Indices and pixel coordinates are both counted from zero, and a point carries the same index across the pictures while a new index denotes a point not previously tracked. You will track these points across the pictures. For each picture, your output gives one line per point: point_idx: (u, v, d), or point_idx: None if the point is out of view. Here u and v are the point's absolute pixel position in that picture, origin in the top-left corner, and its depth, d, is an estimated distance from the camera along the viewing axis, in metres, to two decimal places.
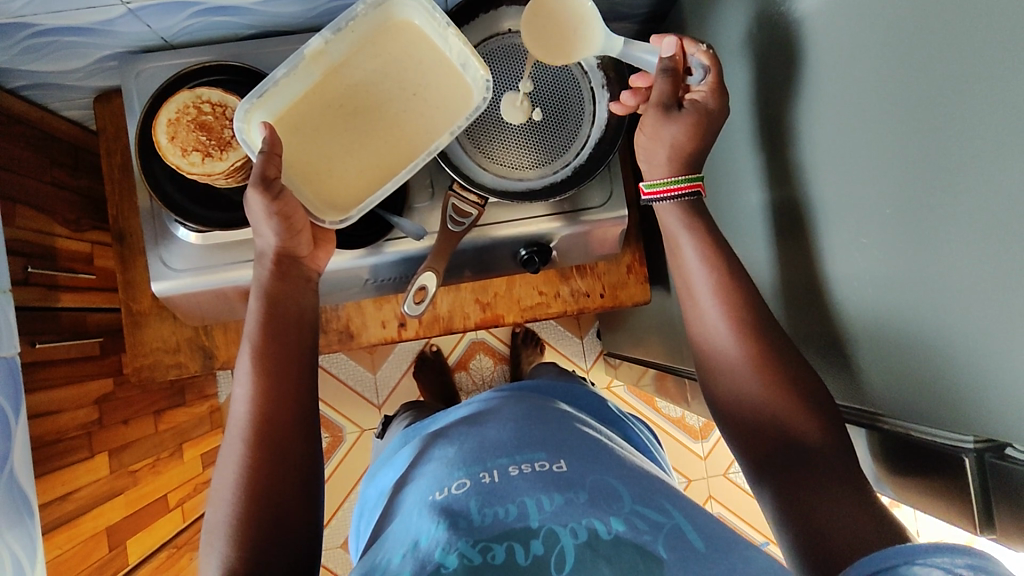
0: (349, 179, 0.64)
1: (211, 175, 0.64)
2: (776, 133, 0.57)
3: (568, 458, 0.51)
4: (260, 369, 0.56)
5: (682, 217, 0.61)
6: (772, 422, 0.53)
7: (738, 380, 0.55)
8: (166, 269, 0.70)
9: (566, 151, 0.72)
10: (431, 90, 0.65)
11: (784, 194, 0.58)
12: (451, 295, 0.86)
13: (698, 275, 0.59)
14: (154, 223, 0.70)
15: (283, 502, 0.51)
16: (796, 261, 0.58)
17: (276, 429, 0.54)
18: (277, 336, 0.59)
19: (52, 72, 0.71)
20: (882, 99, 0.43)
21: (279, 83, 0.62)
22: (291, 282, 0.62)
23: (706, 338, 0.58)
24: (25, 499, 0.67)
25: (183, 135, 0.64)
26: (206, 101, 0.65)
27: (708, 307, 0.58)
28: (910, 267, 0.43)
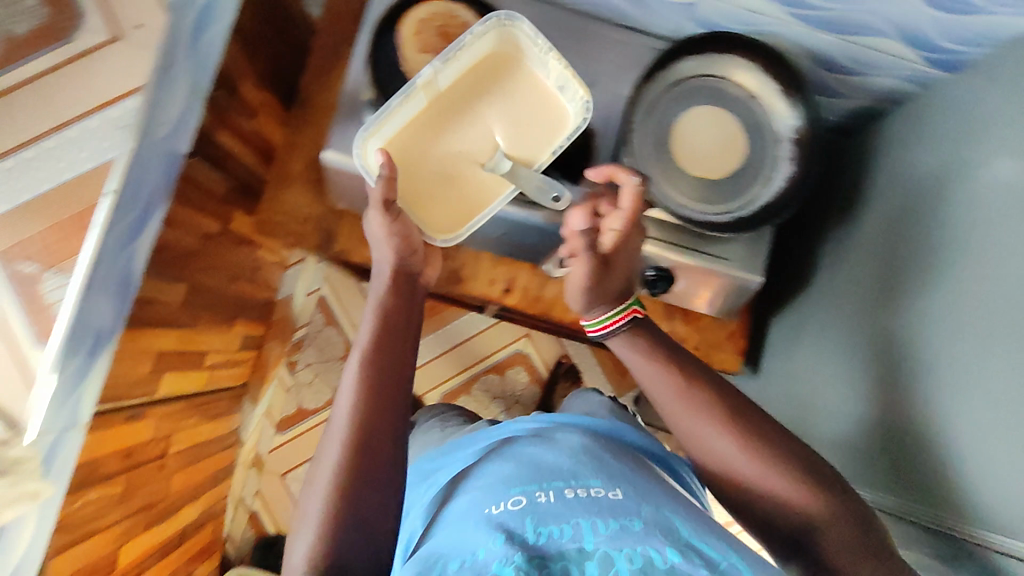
0: (452, 201, 0.69)
1: (430, 81, 0.67)
2: (974, 259, 0.59)
3: (623, 486, 0.57)
4: (368, 384, 0.62)
5: (629, 348, 0.70)
6: (755, 489, 0.60)
7: (721, 460, 0.62)
8: (344, 143, 0.74)
9: (734, 201, 0.72)
10: (524, 118, 0.69)
11: (969, 317, 0.59)
12: (559, 286, 0.88)
13: (666, 397, 0.66)
14: (348, 104, 0.75)
15: (371, 512, 0.57)
16: (957, 383, 0.58)
17: (377, 439, 0.60)
18: (386, 346, 0.65)
19: None
20: None
21: (395, 110, 0.67)
22: (404, 296, 0.70)
23: (701, 448, 0.63)
24: (129, 285, 0.69)
25: (426, 36, 0.67)
26: (458, 17, 0.68)
27: (699, 425, 0.63)
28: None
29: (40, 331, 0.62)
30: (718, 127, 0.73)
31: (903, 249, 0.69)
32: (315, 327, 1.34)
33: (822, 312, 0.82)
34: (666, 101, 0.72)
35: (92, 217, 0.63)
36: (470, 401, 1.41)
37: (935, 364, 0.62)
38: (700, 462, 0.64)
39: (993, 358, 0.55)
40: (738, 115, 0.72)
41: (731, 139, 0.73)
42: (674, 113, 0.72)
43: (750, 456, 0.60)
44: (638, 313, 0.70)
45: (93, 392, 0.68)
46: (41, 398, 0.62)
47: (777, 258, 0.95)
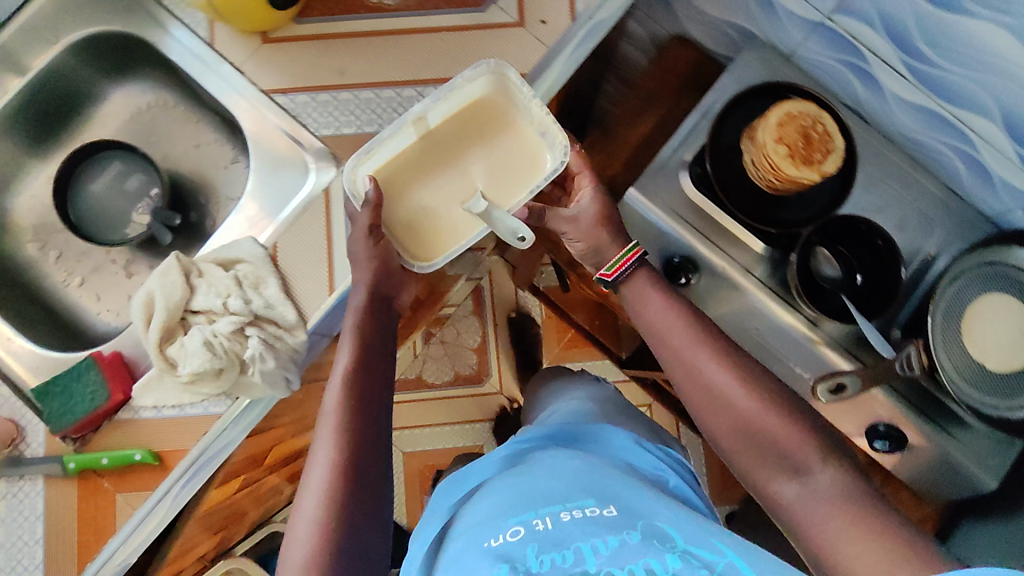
0: (431, 223, 0.61)
1: (776, 170, 0.68)
2: None
3: (617, 502, 0.48)
4: (354, 379, 0.57)
5: (649, 279, 0.65)
6: (778, 457, 0.56)
7: (708, 388, 0.59)
8: (649, 188, 0.77)
9: (1002, 398, 0.67)
10: (507, 157, 0.61)
11: None
12: None
13: (710, 363, 0.59)
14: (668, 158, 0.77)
15: (365, 528, 0.51)
16: None
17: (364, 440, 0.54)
18: (371, 338, 0.60)
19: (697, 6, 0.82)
20: None
21: (385, 142, 0.60)
22: (383, 314, 0.62)
23: (741, 426, 0.57)
24: None
25: (788, 131, 0.68)
26: (824, 124, 0.68)
27: (734, 393, 0.58)
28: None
29: None
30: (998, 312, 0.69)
31: None
32: (463, 309, 1.41)
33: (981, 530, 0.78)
34: (975, 275, 0.70)
35: None
36: None
37: None
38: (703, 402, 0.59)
39: None
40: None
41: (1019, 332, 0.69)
42: (978, 291, 0.70)
43: (821, 455, 0.55)
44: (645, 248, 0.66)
45: None
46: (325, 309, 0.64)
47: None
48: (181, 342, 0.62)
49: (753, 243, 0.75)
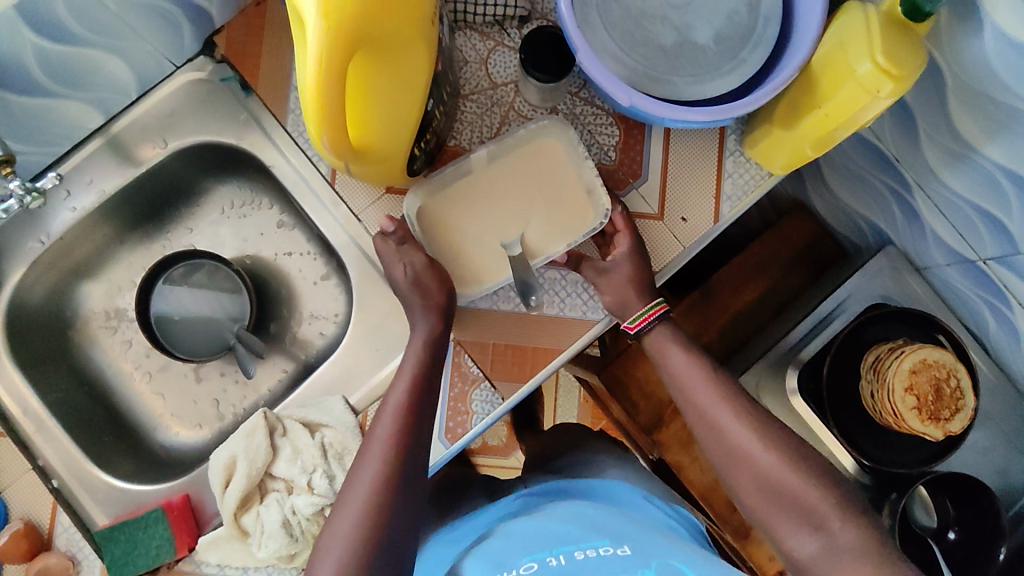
0: (473, 252, 0.62)
1: (900, 420, 0.64)
2: None
3: (630, 543, 0.52)
4: (408, 411, 0.55)
5: (673, 333, 0.61)
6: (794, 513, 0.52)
7: (730, 445, 0.56)
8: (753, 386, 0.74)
9: None
10: (558, 202, 0.62)
11: None
12: None
13: (743, 432, 0.56)
14: (783, 352, 0.76)
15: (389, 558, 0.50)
16: None
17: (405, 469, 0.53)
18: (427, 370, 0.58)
19: (831, 188, 0.78)
20: None
21: (443, 176, 0.61)
22: (440, 338, 0.59)
23: (725, 440, 0.56)
24: None
25: (919, 381, 0.64)
26: (957, 378, 0.64)
27: (755, 441, 0.55)
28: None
29: (449, 433, 0.63)
30: None
31: None
32: None
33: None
34: None
35: (545, 361, 0.64)
36: None
37: None
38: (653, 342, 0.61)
39: None
40: None
41: None
42: None
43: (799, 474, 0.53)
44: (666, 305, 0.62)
45: None
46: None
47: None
48: (257, 512, 0.59)
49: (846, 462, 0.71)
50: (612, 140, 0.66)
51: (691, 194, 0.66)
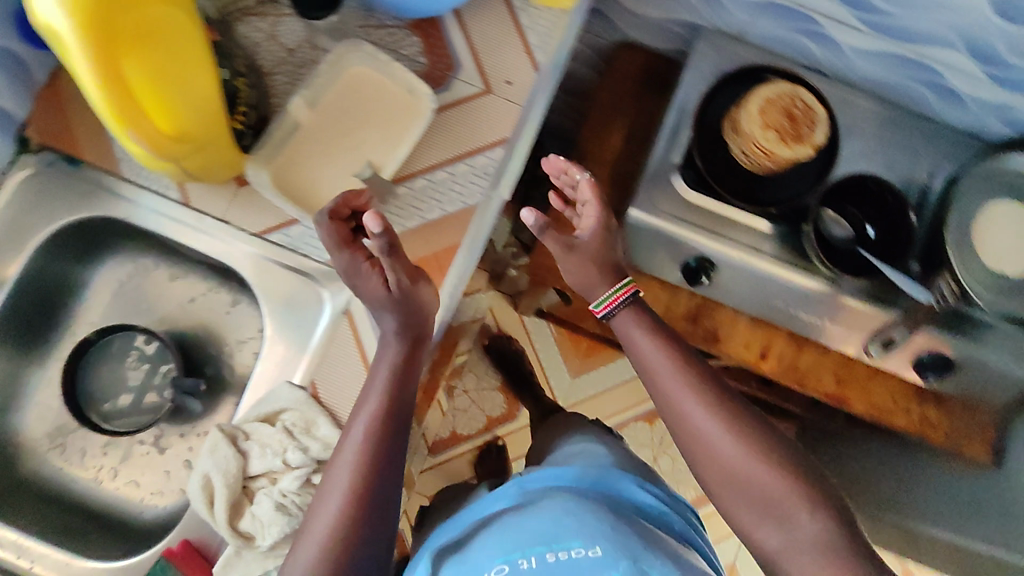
0: (324, 192, 0.64)
1: (773, 155, 0.69)
2: None
3: (602, 541, 0.44)
4: (383, 434, 0.52)
5: (637, 322, 0.61)
6: (750, 491, 0.52)
7: (697, 436, 0.54)
8: (649, 203, 0.77)
9: None
10: (386, 117, 0.66)
11: None
12: (822, 355, 0.82)
13: (712, 425, 0.54)
14: (656, 166, 0.78)
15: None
16: None
17: (375, 474, 0.50)
18: (409, 356, 0.57)
19: (631, 10, 0.84)
20: None
21: (271, 140, 0.63)
22: (413, 353, 0.58)
23: (679, 420, 0.56)
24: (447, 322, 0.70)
25: (770, 116, 0.70)
26: (801, 99, 0.70)
27: (718, 430, 0.54)
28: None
29: None
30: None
31: None
32: None
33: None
34: (973, 194, 0.71)
35: (449, 260, 0.65)
36: None
37: None
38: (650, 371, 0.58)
39: None
40: None
41: None
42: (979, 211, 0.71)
43: (761, 458, 0.52)
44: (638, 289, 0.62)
45: None
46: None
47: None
48: (251, 512, 0.59)
49: (758, 223, 0.75)
50: (416, 47, 0.70)
51: (504, 58, 0.70)
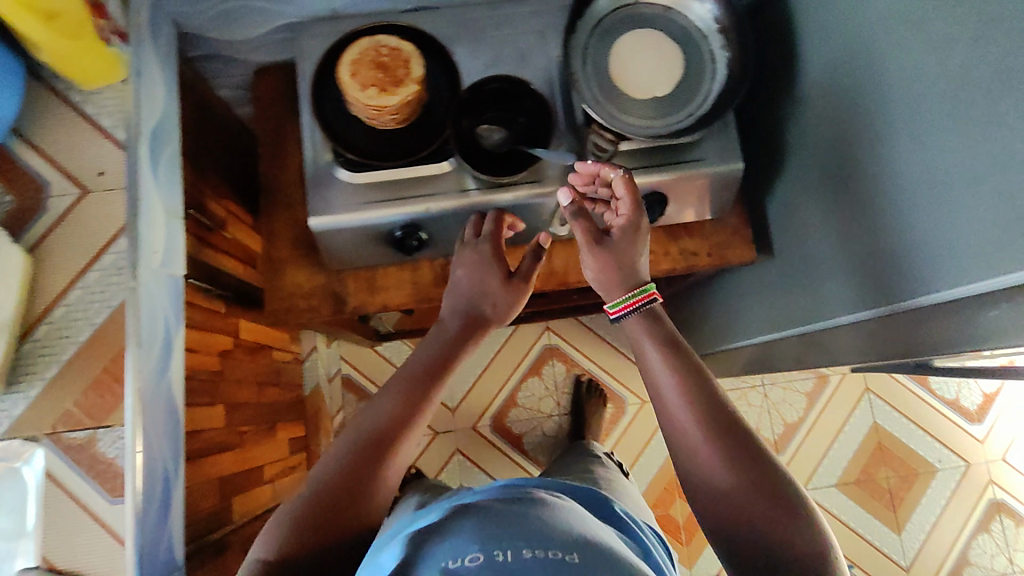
0: None
1: (386, 108, 0.68)
2: (899, 73, 0.60)
3: (581, 550, 0.44)
4: (359, 454, 0.59)
5: (646, 328, 0.66)
6: (746, 525, 0.54)
7: (681, 431, 0.60)
8: (323, 203, 0.75)
9: (689, 104, 0.76)
10: None
11: (903, 127, 0.60)
12: (565, 250, 0.86)
13: (681, 409, 0.60)
14: (315, 167, 0.76)
15: (357, 516, 0.57)
16: (920, 180, 0.58)
17: (386, 448, 0.61)
18: (453, 340, 0.72)
19: (229, 41, 0.81)
20: (991, 24, 0.49)
21: None
22: (393, 428, 0.62)
23: (669, 419, 0.61)
24: (175, 415, 0.68)
25: (363, 74, 0.68)
26: (385, 45, 0.69)
27: (683, 407, 0.60)
28: (1001, 174, 0.49)
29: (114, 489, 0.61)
30: (666, 59, 0.77)
31: (831, 95, 0.70)
32: (349, 406, 1.34)
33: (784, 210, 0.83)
34: (585, 52, 0.76)
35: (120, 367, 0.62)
36: (523, 412, 1.38)
37: (899, 178, 0.61)
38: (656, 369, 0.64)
39: (934, 142, 0.56)
40: (659, 31, 0.77)
41: (671, 50, 0.77)
42: (608, 51, 0.76)
43: (766, 497, 0.55)
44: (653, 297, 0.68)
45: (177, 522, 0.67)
46: (152, 520, 0.62)
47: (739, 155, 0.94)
48: None
49: (434, 166, 0.73)
50: None
51: None
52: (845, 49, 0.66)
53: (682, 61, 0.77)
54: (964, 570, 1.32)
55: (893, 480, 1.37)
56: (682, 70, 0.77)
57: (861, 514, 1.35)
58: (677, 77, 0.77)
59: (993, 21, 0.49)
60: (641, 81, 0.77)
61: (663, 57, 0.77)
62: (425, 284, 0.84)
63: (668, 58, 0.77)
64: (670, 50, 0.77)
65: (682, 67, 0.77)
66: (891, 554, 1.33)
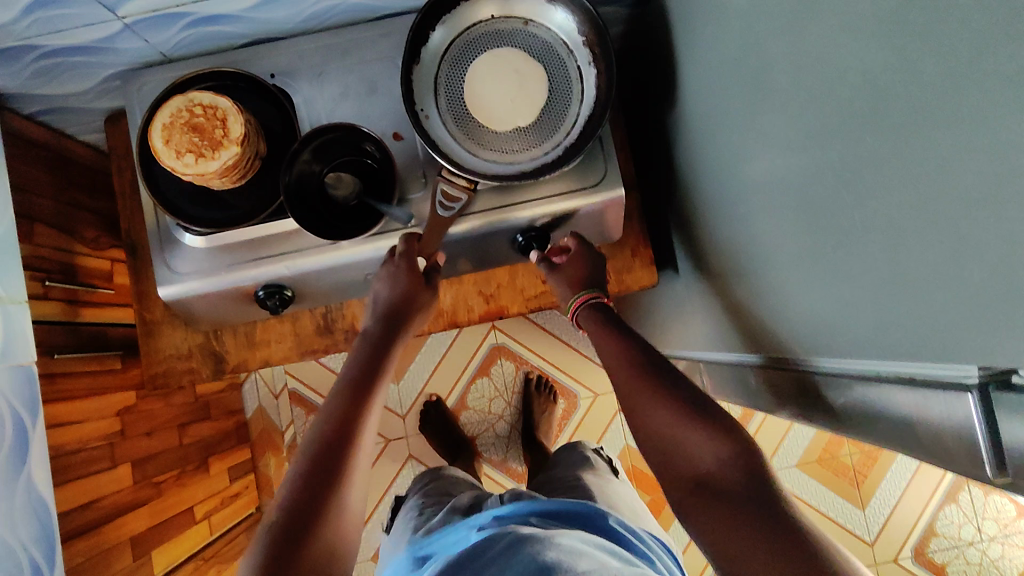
0: None
1: (206, 175, 0.62)
2: (775, 100, 0.52)
3: None
4: (334, 415, 0.63)
5: (594, 317, 0.71)
6: (677, 454, 0.58)
7: (633, 393, 0.63)
8: (172, 273, 0.70)
9: (556, 131, 0.68)
10: None
11: (785, 162, 0.53)
12: (452, 288, 0.83)
13: (621, 369, 0.65)
14: (159, 233, 0.71)
15: (323, 533, 0.55)
16: (804, 224, 0.52)
17: (341, 454, 0.60)
18: (386, 339, 0.71)
19: (62, 96, 0.75)
20: (846, 62, 0.41)
21: None
22: (361, 380, 0.67)
23: (618, 379, 0.65)
24: (44, 506, 0.69)
25: (176, 139, 0.62)
26: (198, 103, 0.62)
27: (620, 369, 0.65)
28: (858, 230, 0.44)
29: None
30: (520, 76, 0.67)
31: (720, 111, 0.62)
32: (299, 420, 1.33)
33: (689, 223, 0.78)
34: (430, 82, 0.67)
35: None
36: (475, 414, 1.35)
37: (785, 214, 0.55)
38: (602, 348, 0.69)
39: (813, 185, 0.49)
40: (516, 45, 0.67)
41: (529, 66, 0.67)
42: (461, 77, 0.67)
43: (689, 426, 0.58)
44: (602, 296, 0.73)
45: None
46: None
47: (643, 164, 0.90)
48: None
49: (289, 223, 0.69)
50: None
51: None
52: (719, 63, 0.60)
53: (541, 78, 0.67)
54: (930, 541, 1.30)
55: (857, 456, 1.34)
56: (541, 88, 0.67)
57: (824, 493, 1.32)
58: (535, 96, 0.67)
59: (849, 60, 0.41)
60: (496, 104, 0.67)
61: (517, 74, 0.67)
62: (307, 335, 0.83)
63: (523, 74, 0.67)
64: (524, 65, 0.67)
65: (543, 87, 0.67)
66: (856, 530, 1.31)
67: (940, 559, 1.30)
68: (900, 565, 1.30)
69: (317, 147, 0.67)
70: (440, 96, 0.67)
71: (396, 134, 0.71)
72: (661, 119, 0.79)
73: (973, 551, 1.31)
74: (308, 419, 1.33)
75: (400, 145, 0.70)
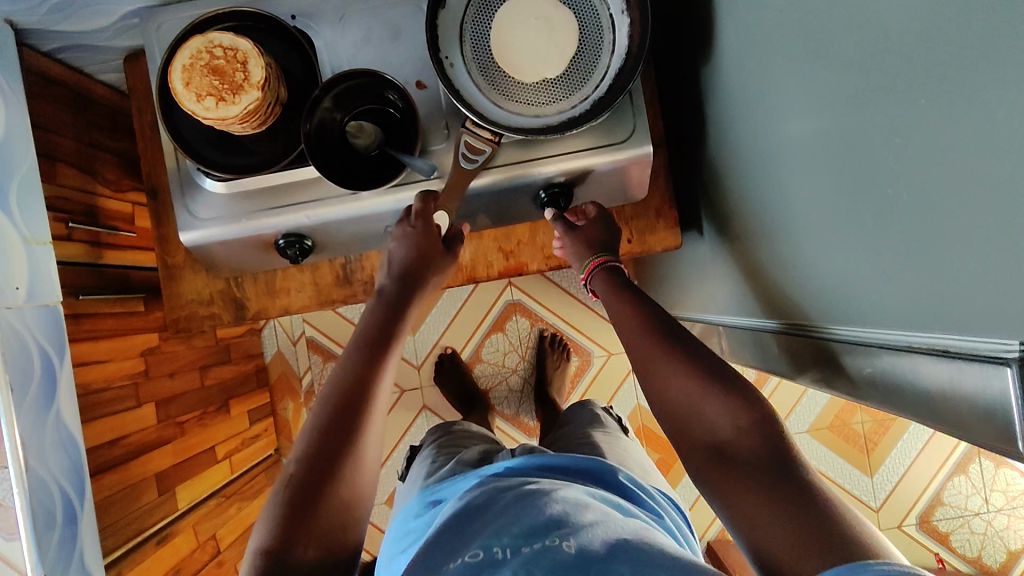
0: None
1: (226, 120, 0.61)
2: (816, 60, 0.49)
3: (575, 534, 0.54)
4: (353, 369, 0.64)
5: (607, 282, 0.71)
6: (685, 417, 0.58)
7: (642, 354, 0.64)
8: (193, 219, 0.69)
9: (585, 84, 0.65)
10: None
11: (818, 125, 0.50)
12: (473, 242, 0.83)
13: (632, 331, 0.66)
14: (179, 176, 0.70)
15: (341, 486, 0.57)
16: (836, 192, 0.50)
17: (359, 414, 0.61)
18: (403, 299, 0.71)
19: (78, 34, 0.73)
20: (897, 23, 0.39)
21: None
22: (381, 335, 0.68)
23: (628, 342, 0.66)
24: (72, 440, 0.72)
25: (196, 81, 0.60)
26: (219, 44, 0.61)
27: (631, 332, 0.66)
28: (896, 201, 0.42)
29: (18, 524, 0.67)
30: (549, 25, 0.63)
31: (756, 69, 0.60)
32: (317, 366, 1.35)
33: (717, 184, 0.76)
34: (456, 27, 0.64)
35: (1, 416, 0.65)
36: (488, 367, 1.36)
37: (816, 181, 0.53)
38: (613, 309, 0.69)
39: (849, 152, 0.47)
40: None
41: (560, 12, 0.63)
42: (487, 23, 0.64)
43: (704, 394, 0.58)
44: (609, 260, 0.73)
45: (90, 531, 0.73)
46: (59, 537, 0.69)
47: (672, 121, 0.87)
48: None
49: (310, 171, 0.68)
50: None
51: None
52: (760, 16, 0.57)
53: (572, 28, 0.64)
54: (936, 510, 1.31)
55: (868, 424, 1.34)
56: (570, 39, 0.64)
57: (832, 459, 1.33)
58: (564, 48, 0.64)
59: (901, 19, 0.38)
60: (522, 53, 0.64)
61: (547, 22, 0.63)
62: (326, 284, 0.84)
63: (552, 23, 0.63)
64: (555, 14, 0.63)
65: (574, 36, 0.64)
66: (862, 496, 1.32)
67: (944, 528, 1.32)
68: (904, 531, 1.32)
69: (337, 95, 0.66)
70: (464, 44, 0.65)
71: (419, 82, 0.69)
72: (694, 76, 0.75)
73: (978, 521, 1.32)
74: (325, 366, 1.35)
75: (423, 94, 0.69)
